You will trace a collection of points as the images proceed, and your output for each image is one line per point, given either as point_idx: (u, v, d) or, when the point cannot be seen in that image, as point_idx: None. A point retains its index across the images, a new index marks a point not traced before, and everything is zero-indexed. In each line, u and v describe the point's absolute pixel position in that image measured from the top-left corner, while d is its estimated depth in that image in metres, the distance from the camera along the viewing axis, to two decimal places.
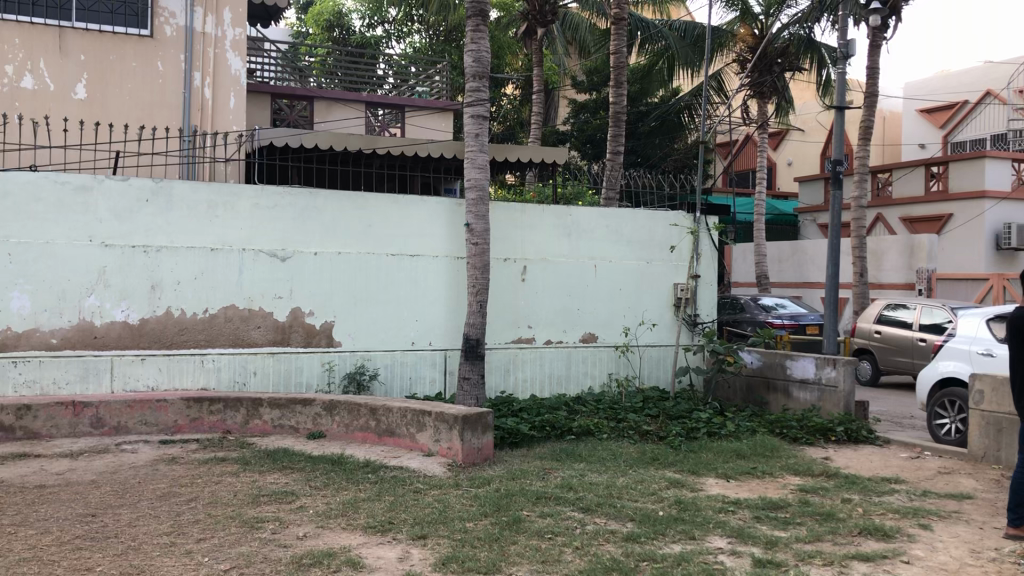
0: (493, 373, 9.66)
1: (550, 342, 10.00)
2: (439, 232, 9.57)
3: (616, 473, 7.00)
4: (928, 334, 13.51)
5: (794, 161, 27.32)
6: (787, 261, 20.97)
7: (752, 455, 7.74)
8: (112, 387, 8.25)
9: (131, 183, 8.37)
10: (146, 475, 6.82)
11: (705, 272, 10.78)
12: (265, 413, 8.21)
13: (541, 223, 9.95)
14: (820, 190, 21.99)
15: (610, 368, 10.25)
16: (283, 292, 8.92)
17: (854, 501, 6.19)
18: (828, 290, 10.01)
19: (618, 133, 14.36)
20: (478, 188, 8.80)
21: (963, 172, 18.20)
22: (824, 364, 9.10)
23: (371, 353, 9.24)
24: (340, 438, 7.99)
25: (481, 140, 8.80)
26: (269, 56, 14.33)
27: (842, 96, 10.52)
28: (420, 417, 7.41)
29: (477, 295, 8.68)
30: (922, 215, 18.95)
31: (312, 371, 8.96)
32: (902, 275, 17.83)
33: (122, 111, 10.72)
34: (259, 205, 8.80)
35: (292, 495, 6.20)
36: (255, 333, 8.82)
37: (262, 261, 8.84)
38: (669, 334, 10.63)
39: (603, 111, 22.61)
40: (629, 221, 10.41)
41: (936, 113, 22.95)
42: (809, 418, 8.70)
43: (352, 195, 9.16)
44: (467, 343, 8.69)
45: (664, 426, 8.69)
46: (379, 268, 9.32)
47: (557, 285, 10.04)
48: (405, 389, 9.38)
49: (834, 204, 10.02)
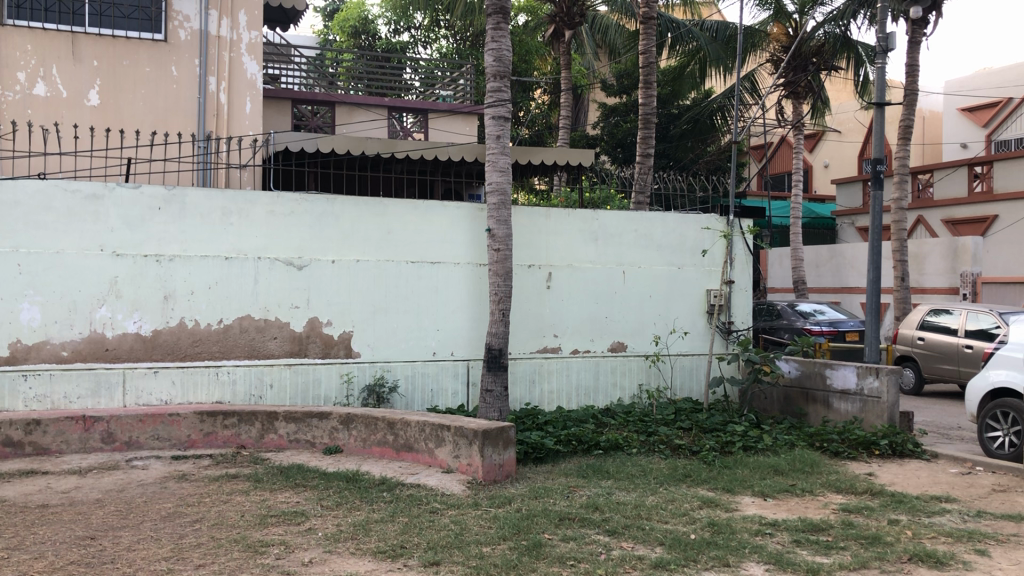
0: (518, 384, 9.31)
1: (577, 351, 9.63)
2: (461, 238, 9.24)
3: (646, 491, 6.61)
4: (975, 340, 12.96)
5: (831, 163, 26.77)
6: (825, 266, 20.39)
7: (791, 471, 7.30)
8: (124, 401, 8.02)
9: (142, 190, 8.13)
10: (153, 493, 6.54)
11: (739, 277, 10.35)
12: (280, 427, 7.92)
13: (567, 228, 9.59)
14: (858, 192, 21.39)
15: (640, 378, 9.86)
16: (300, 302, 8.64)
17: (903, 523, 5.74)
18: (869, 295, 9.53)
19: (648, 135, 13.99)
20: (501, 191, 8.46)
21: (1010, 172, 17.58)
22: (866, 373, 8.65)
23: (391, 364, 8.93)
24: (357, 453, 7.68)
25: (503, 142, 8.46)
26: (298, 66, 14.30)
27: (883, 92, 10.04)
28: (439, 432, 7.07)
29: (499, 303, 8.33)
30: (966, 217, 18.31)
31: (330, 383, 8.67)
32: (946, 279, 17.16)
33: (137, 117, 10.55)
34: (275, 212, 8.53)
35: (302, 516, 5.88)
36: (272, 344, 8.55)
37: (278, 269, 8.57)
38: (702, 343, 10.20)
39: (633, 114, 22.23)
40: (659, 225, 10.01)
41: (980, 111, 22.19)
42: (851, 430, 8.24)
43: (370, 201, 8.87)
44: (490, 353, 8.34)
45: (697, 440, 8.28)
46: (399, 276, 9.01)
47: (584, 292, 9.66)
48: (426, 402, 9.06)
49: (874, 205, 9.55)
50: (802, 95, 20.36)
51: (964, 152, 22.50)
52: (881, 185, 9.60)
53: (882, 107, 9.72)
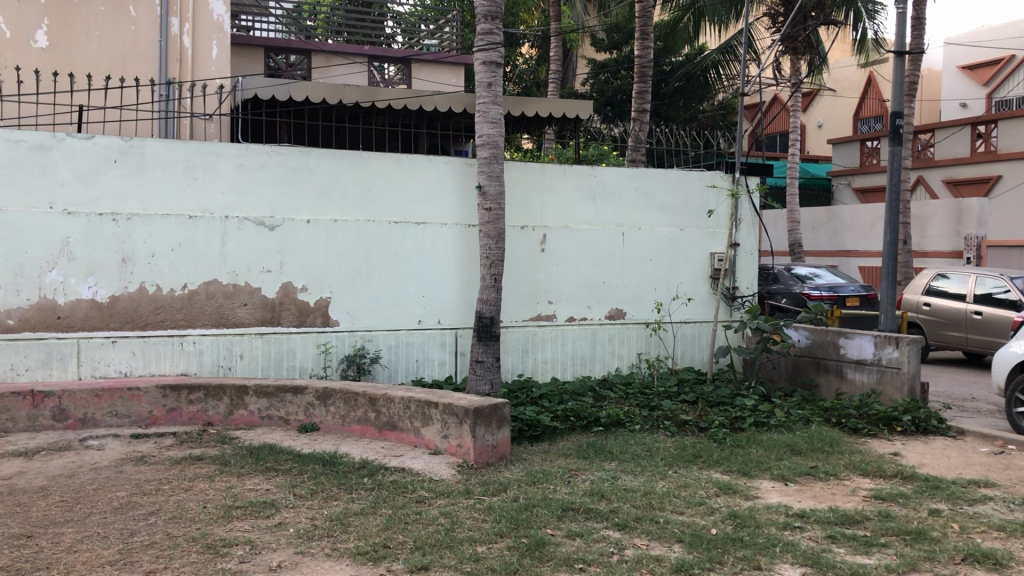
0: (510, 354, 8.66)
1: (573, 319, 8.97)
2: (448, 196, 8.52)
3: (654, 476, 5.98)
4: (984, 306, 12.41)
5: (826, 123, 26.18)
6: (822, 228, 19.80)
7: (810, 452, 6.69)
8: (78, 373, 7.30)
9: (96, 141, 7.36)
10: (107, 479, 5.85)
11: (745, 240, 9.71)
12: (251, 403, 7.23)
13: (563, 185, 8.88)
14: (855, 152, 20.76)
15: (639, 347, 9.23)
16: (273, 265, 7.91)
17: (945, 514, 5.13)
18: (886, 259, 8.90)
19: (643, 89, 13.32)
20: (492, 144, 7.72)
21: (1015, 131, 16.97)
22: (884, 343, 8.05)
23: (372, 333, 8.24)
24: (335, 431, 7.00)
25: (495, 90, 7.71)
26: (273, 16, 13.23)
27: (903, 40, 9.31)
28: (426, 409, 6.41)
29: (491, 267, 7.63)
30: (968, 178, 17.73)
31: (306, 354, 7.99)
32: (948, 242, 16.53)
33: (90, 61, 9.65)
34: (243, 166, 7.77)
35: (272, 508, 5.20)
36: (242, 312, 7.82)
37: (248, 230, 7.82)
38: (706, 309, 9.57)
39: (623, 70, 21.41)
40: (661, 182, 9.32)
41: (979, 69, 21.56)
42: (870, 405, 7.65)
43: (349, 155, 8.11)
44: (480, 322, 7.66)
45: (704, 415, 7.65)
46: (382, 237, 8.28)
47: (580, 256, 8.98)
48: (411, 373, 8.39)
49: (892, 162, 8.89)
50: (801, 50, 19.58)
51: (965, 111, 21.75)
52: (901, 141, 8.94)
53: (902, 56, 9.03)
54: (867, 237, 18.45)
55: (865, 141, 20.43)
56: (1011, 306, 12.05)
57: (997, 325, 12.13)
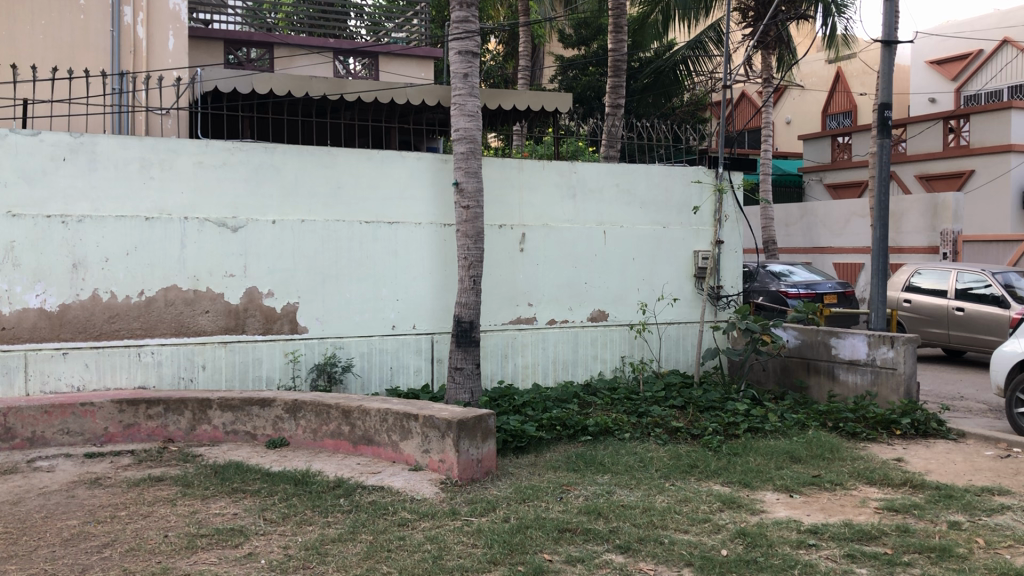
0: (489, 360, 8.26)
1: (553, 322, 8.58)
2: (422, 194, 8.08)
3: (651, 489, 5.61)
4: (965, 302, 12.21)
5: (794, 119, 26.14)
6: (796, 225, 19.64)
7: (811, 459, 6.35)
8: (26, 389, 6.76)
9: (42, 138, 6.83)
10: (56, 506, 5.33)
11: (729, 237, 9.40)
12: (214, 417, 6.74)
13: (542, 182, 8.48)
14: (826, 148, 20.64)
15: (623, 350, 8.88)
16: (236, 269, 7.41)
17: (966, 527, 4.81)
18: (875, 256, 8.62)
19: (617, 85, 13.06)
20: (469, 139, 7.30)
21: (987, 125, 16.86)
22: (878, 343, 7.74)
23: (342, 340, 7.77)
24: (307, 446, 6.54)
25: (471, 81, 7.29)
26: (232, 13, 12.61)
27: (890, 29, 9.03)
28: (405, 422, 5.98)
29: (469, 268, 7.21)
30: (941, 173, 17.64)
31: (273, 363, 7.51)
32: (924, 237, 16.40)
33: (34, 52, 8.86)
34: (203, 164, 7.28)
35: (241, 537, 4.74)
36: (203, 320, 7.32)
37: (209, 232, 7.32)
38: (691, 310, 9.23)
39: (592, 67, 21.08)
40: (643, 178, 8.97)
41: (947, 64, 21.48)
42: (867, 407, 7.34)
43: (317, 151, 7.65)
44: (459, 327, 7.24)
45: (695, 421, 7.30)
46: (352, 238, 7.82)
47: (560, 255, 8.59)
48: (385, 382, 7.94)
49: (881, 154, 8.62)
50: (772, 45, 19.34)
51: (932, 106, 21.73)
52: (889, 133, 8.66)
53: (890, 45, 8.76)
54: (841, 233, 18.30)
55: (836, 136, 20.31)
56: (993, 301, 11.86)
57: (979, 321, 11.94)
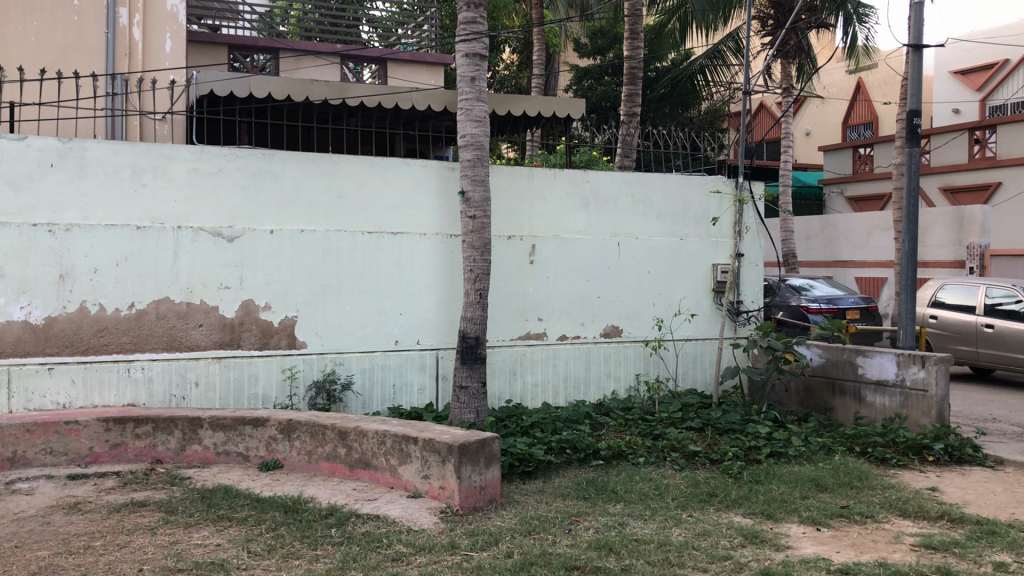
0: (497, 377, 7.87)
1: (565, 338, 8.19)
2: (427, 203, 7.72)
3: (667, 521, 5.21)
4: (995, 319, 11.72)
5: (813, 130, 25.75)
6: (816, 238, 19.19)
7: (838, 487, 5.94)
8: (9, 406, 6.42)
9: (29, 143, 6.52)
10: (30, 533, 4.98)
11: (749, 250, 8.99)
12: (205, 437, 6.39)
13: (553, 192, 8.12)
14: (847, 160, 20.19)
15: (638, 367, 8.48)
16: (231, 280, 7.07)
17: (1013, 568, 4.38)
18: (903, 270, 8.20)
19: (632, 93, 12.73)
20: (476, 145, 6.94)
21: (1015, 136, 16.44)
22: (908, 363, 7.30)
23: (343, 356, 7.41)
24: (301, 469, 6.17)
25: (479, 85, 6.94)
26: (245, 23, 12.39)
27: (919, 32, 8.61)
28: (403, 445, 5.60)
29: (475, 281, 6.84)
30: (966, 185, 17.17)
31: (270, 380, 7.16)
32: (949, 252, 15.88)
33: (28, 54, 8.59)
34: (198, 170, 6.96)
35: (221, 572, 4.36)
36: (197, 334, 6.97)
37: (204, 242, 6.98)
38: (709, 326, 8.82)
39: (608, 76, 20.72)
40: (659, 188, 8.59)
41: (971, 74, 21.02)
42: (897, 431, 6.91)
43: (318, 158, 7.31)
44: (464, 343, 6.87)
45: (714, 445, 6.89)
46: (354, 249, 7.46)
47: (572, 268, 8.21)
48: (387, 401, 7.56)
49: (910, 164, 8.20)
50: (792, 54, 18.91)
51: (955, 117, 21.15)
52: (919, 142, 8.24)
53: (919, 50, 8.36)
54: (862, 247, 17.85)
55: (858, 148, 19.87)
56: None
57: (1010, 339, 11.44)
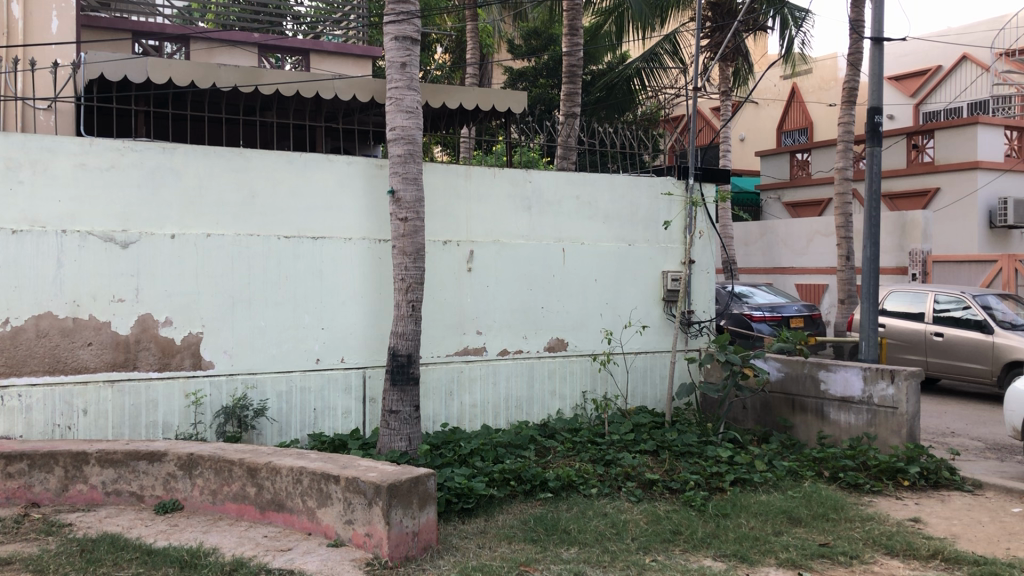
0: (431, 398, 7.11)
1: (505, 353, 7.47)
2: (353, 204, 6.93)
3: (628, 570, 4.52)
4: (944, 327, 11.36)
5: (748, 136, 25.58)
6: (755, 244, 18.88)
7: (813, 521, 5.33)
8: None
9: None
10: None
11: (700, 256, 8.42)
12: (92, 475, 5.46)
13: (492, 192, 7.41)
14: (784, 165, 19.92)
15: (584, 384, 7.81)
16: (126, 292, 6.17)
17: None
18: (864, 278, 7.72)
19: (572, 91, 12.08)
20: (407, 139, 6.17)
21: (952, 141, 16.33)
22: (876, 378, 6.77)
23: (256, 377, 6.56)
24: (204, 511, 5.32)
25: (410, 72, 6.19)
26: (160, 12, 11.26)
27: (877, 24, 8.15)
28: (323, 485, 4.82)
29: (407, 292, 6.08)
30: (905, 190, 17.05)
31: (171, 406, 6.28)
32: (892, 258, 15.79)
33: None
34: (84, 166, 6.05)
35: None
36: (85, 354, 6.04)
37: (93, 248, 6.07)
38: (660, 338, 8.21)
39: (543, 78, 20.02)
40: (606, 189, 7.95)
41: (903, 80, 21.02)
42: (867, 453, 6.36)
43: (227, 152, 6.47)
44: (394, 362, 6.09)
45: (672, 472, 6.24)
46: (268, 256, 6.62)
47: (514, 276, 7.50)
48: (307, 427, 6.74)
49: (872, 165, 7.72)
50: (730, 58, 18.43)
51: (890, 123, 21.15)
52: (880, 141, 7.77)
53: (879, 43, 7.89)
54: (802, 253, 17.59)
55: (795, 153, 19.62)
56: (975, 326, 11.01)
57: (961, 348, 11.07)
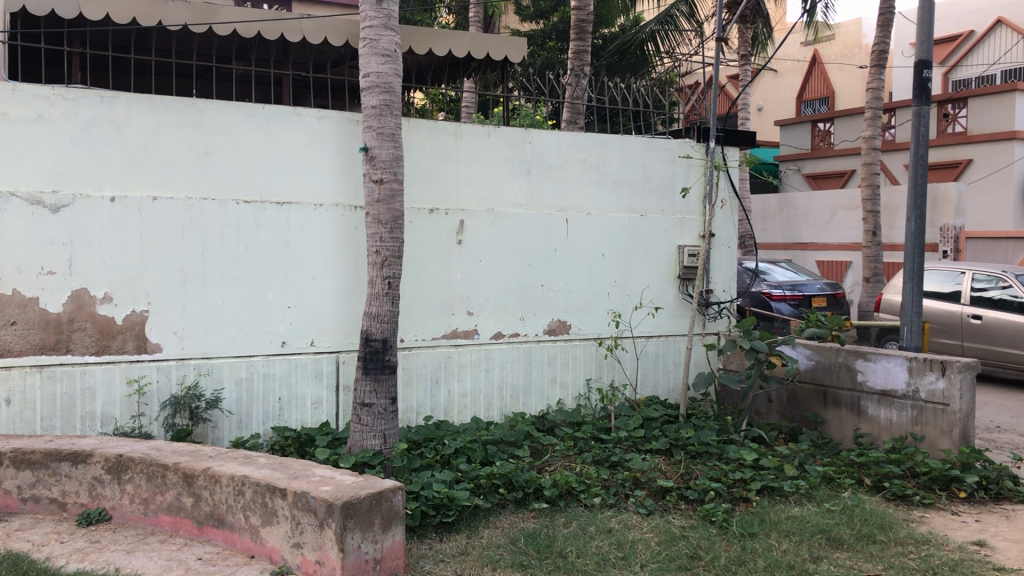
0: (416, 386, 6.27)
1: (500, 336, 6.61)
2: (325, 166, 6.06)
3: None
4: (983, 309, 10.43)
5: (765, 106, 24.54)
6: (774, 217, 17.92)
7: (856, 543, 4.47)
8: None
9: None
10: None
11: (720, 229, 7.51)
12: (5, 478, 4.65)
13: (486, 154, 6.52)
14: (805, 135, 18.89)
15: (589, 371, 6.96)
16: (57, 264, 5.31)
17: None
18: (908, 254, 6.83)
19: (581, 49, 11.07)
20: (384, 88, 5.27)
21: (987, 109, 15.30)
22: (924, 369, 5.88)
23: (212, 363, 5.72)
24: (135, 523, 4.49)
25: (388, 8, 5.27)
26: None
27: None
28: (268, 498, 3.98)
29: (383, 267, 5.20)
30: (935, 162, 16.05)
31: (112, 395, 5.45)
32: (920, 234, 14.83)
33: None
34: (6, 115, 5.18)
35: None
36: (8, 336, 5.20)
37: (15, 211, 5.19)
38: (674, 321, 7.34)
39: (552, 41, 18.97)
40: (617, 152, 7.05)
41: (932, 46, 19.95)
42: (915, 459, 5.49)
43: (176, 103, 5.59)
44: (367, 347, 5.22)
45: (689, 477, 5.39)
46: (227, 224, 5.76)
47: (510, 249, 6.62)
48: (270, 420, 5.92)
49: (919, 126, 6.80)
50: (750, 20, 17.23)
51: None
52: (929, 99, 6.84)
53: None
54: (825, 228, 16.66)
55: (817, 122, 18.59)
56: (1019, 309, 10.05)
57: (1000, 332, 10.16)
